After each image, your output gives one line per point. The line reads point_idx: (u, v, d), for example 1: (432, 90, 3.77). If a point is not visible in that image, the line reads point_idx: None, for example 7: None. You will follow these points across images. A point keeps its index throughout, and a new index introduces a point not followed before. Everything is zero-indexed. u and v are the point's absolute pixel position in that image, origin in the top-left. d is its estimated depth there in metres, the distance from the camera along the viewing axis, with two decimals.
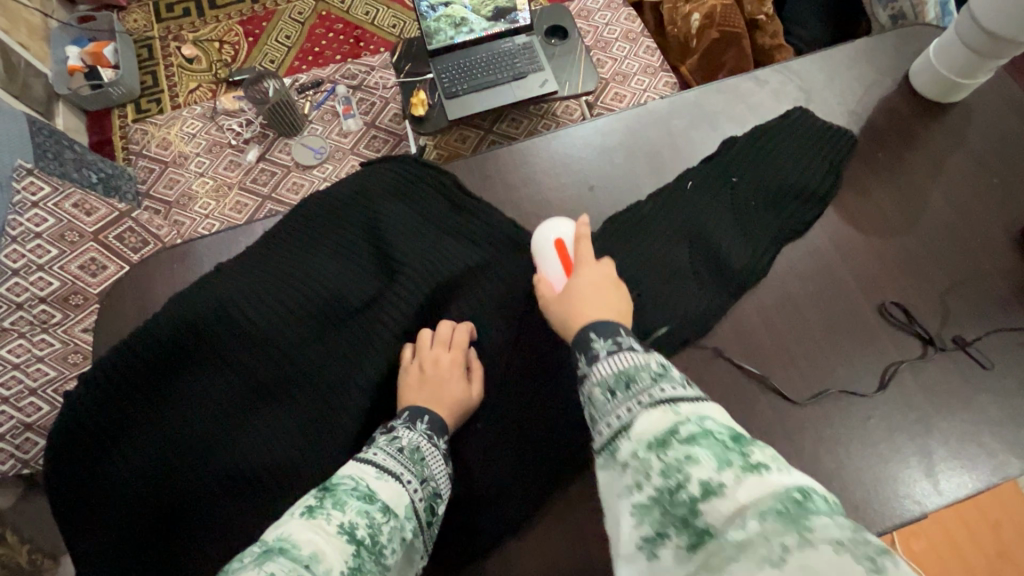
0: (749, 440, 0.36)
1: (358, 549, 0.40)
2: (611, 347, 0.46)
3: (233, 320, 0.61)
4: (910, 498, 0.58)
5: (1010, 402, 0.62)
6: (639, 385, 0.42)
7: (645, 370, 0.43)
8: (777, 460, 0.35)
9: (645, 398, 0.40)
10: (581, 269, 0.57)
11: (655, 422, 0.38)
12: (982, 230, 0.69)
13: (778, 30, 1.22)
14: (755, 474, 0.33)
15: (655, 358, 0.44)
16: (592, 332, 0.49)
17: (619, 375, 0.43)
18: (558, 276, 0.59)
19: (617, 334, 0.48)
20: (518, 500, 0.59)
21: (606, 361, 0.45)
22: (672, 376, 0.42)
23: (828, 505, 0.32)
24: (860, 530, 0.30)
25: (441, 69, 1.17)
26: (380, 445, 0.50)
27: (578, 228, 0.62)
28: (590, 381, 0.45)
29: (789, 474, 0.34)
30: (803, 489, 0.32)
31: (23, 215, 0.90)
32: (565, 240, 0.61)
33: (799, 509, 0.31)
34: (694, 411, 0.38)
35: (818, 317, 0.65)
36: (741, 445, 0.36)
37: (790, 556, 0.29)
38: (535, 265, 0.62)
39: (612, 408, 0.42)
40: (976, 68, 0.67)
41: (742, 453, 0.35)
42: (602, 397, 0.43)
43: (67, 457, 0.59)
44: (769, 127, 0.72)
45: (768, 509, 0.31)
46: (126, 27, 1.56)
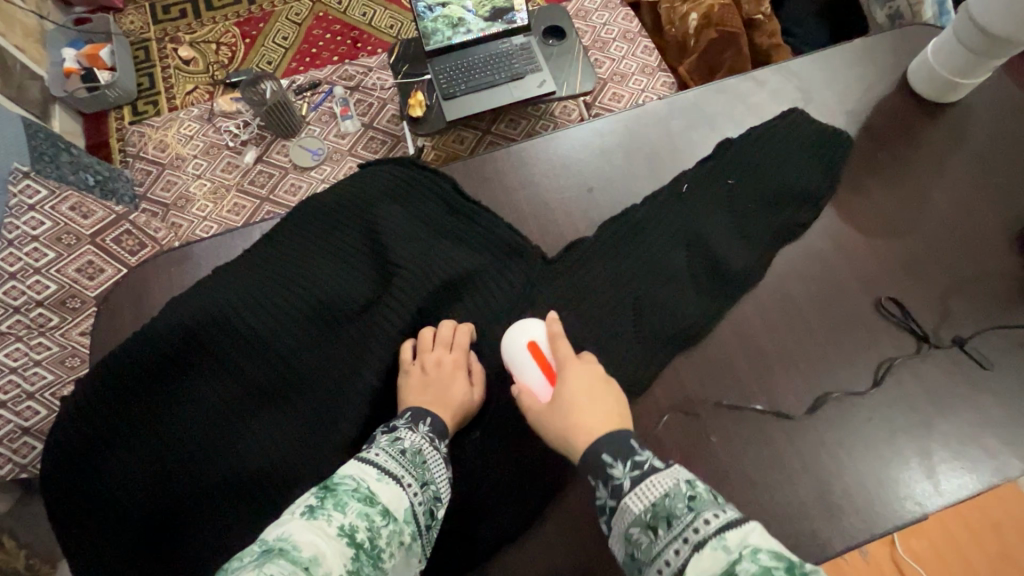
0: (805, 568, 0.35)
1: (358, 553, 0.40)
2: (634, 474, 0.44)
3: (230, 324, 0.61)
4: (910, 499, 0.58)
5: (1010, 402, 0.61)
6: (678, 520, 0.40)
7: (679, 498, 0.41)
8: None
9: (690, 535, 0.39)
10: (566, 377, 0.53)
11: (707, 566, 0.37)
12: (981, 230, 0.68)
13: (775, 31, 1.24)
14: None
15: (681, 477, 0.43)
16: (605, 453, 0.46)
17: (655, 510, 0.42)
18: (543, 386, 0.55)
19: (634, 452, 0.46)
20: (519, 504, 0.59)
21: (635, 494, 0.43)
22: (706, 500, 0.41)
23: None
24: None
25: (438, 70, 1.17)
26: (382, 446, 0.50)
27: (550, 327, 0.58)
28: (626, 518, 0.43)
29: None
30: None
31: (18, 218, 0.91)
32: (538, 341, 0.57)
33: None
34: (742, 541, 0.37)
35: (818, 318, 0.65)
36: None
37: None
38: (514, 375, 0.58)
39: (659, 551, 0.40)
40: (976, 67, 0.67)
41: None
42: (643, 537, 0.41)
43: (64, 465, 0.58)
44: (767, 128, 0.72)
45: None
46: (123, 29, 1.56)
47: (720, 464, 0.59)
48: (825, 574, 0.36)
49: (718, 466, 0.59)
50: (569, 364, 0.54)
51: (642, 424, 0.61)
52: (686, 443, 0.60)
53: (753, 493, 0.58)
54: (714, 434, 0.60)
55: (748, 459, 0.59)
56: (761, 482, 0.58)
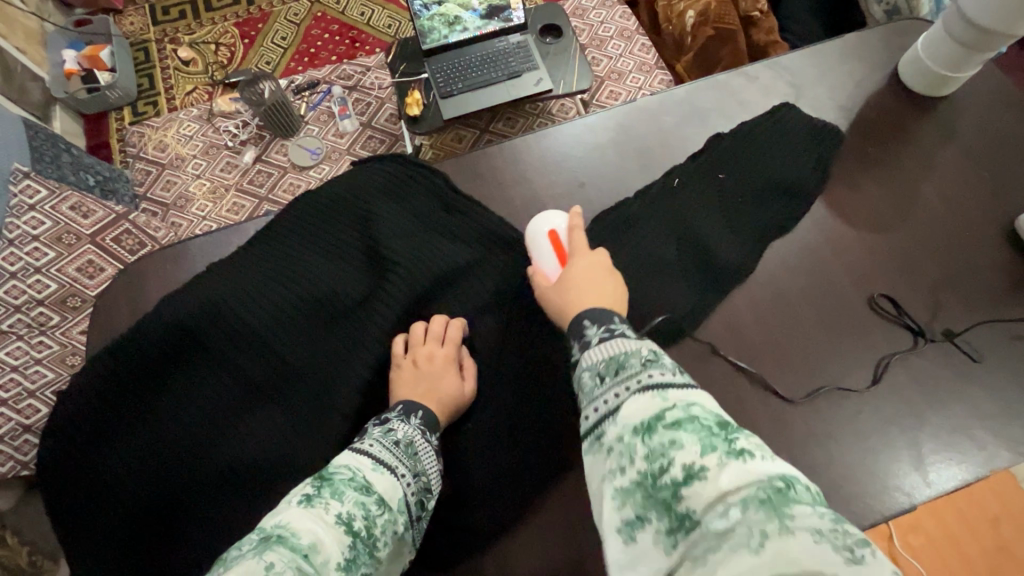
0: (735, 428, 0.37)
1: (354, 541, 0.41)
2: (604, 334, 0.47)
3: (225, 321, 0.62)
4: (899, 490, 0.58)
5: (1000, 394, 0.62)
6: (628, 370, 0.42)
7: (636, 357, 0.43)
8: (761, 447, 0.35)
9: (634, 383, 0.41)
10: (573, 261, 0.58)
11: (642, 407, 0.39)
12: (972, 224, 0.69)
13: (772, 28, 1.24)
14: (738, 461, 0.34)
15: (646, 344, 0.45)
16: (586, 319, 0.50)
17: (610, 361, 0.44)
18: (553, 267, 0.61)
19: (611, 321, 0.49)
20: (511, 496, 0.59)
21: (597, 348, 0.46)
22: (663, 362, 0.43)
23: (811, 495, 0.33)
24: (840, 520, 0.31)
25: (435, 69, 1.17)
26: (375, 437, 0.51)
27: (572, 218, 0.63)
28: (582, 367, 0.46)
29: (771, 459, 0.35)
30: (783, 476, 0.33)
31: (19, 218, 0.92)
32: (558, 230, 0.62)
33: (780, 497, 0.31)
34: (682, 397, 0.39)
35: (809, 311, 0.65)
36: (726, 432, 0.36)
37: (769, 542, 0.29)
38: (530, 256, 0.63)
39: (601, 393, 0.42)
40: (964, 62, 0.68)
41: (727, 439, 0.35)
42: (592, 382, 0.44)
43: (62, 459, 0.59)
44: (757, 123, 0.72)
45: (751, 496, 0.32)
46: (124, 30, 1.57)
47: None
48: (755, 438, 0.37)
49: None
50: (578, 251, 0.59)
51: None
52: None
53: None
54: None
55: None
56: None
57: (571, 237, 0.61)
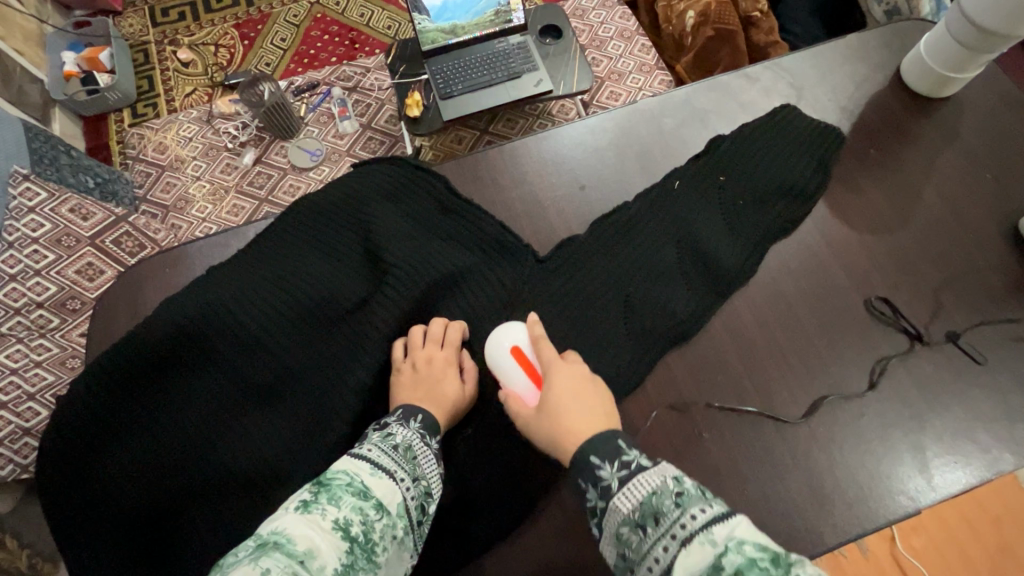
0: (789, 559, 0.36)
1: (352, 547, 0.40)
2: (620, 474, 0.45)
3: (224, 325, 0.61)
4: (903, 494, 0.58)
5: (1004, 397, 0.61)
6: (666, 517, 0.41)
7: (667, 496, 0.42)
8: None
9: (678, 531, 0.40)
10: (549, 379, 0.54)
11: (696, 561, 0.38)
12: (974, 225, 0.68)
13: (772, 28, 1.24)
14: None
15: (668, 473, 0.44)
16: (593, 455, 0.47)
17: (643, 509, 0.42)
18: (529, 390, 0.56)
19: (620, 451, 0.46)
20: (511, 500, 0.59)
21: (623, 494, 0.44)
22: (693, 493, 0.42)
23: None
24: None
25: (435, 70, 1.17)
26: (374, 442, 0.50)
27: (530, 330, 0.59)
28: (615, 518, 0.44)
29: None
30: None
31: (18, 220, 0.91)
32: (521, 346, 0.58)
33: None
34: (730, 534, 0.38)
35: (810, 314, 0.65)
36: (785, 568, 0.36)
37: None
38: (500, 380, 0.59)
39: (649, 548, 0.41)
40: (969, 63, 0.67)
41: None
42: (632, 535, 0.42)
43: (60, 463, 0.59)
44: (757, 125, 0.72)
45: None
46: (123, 31, 1.57)
47: (712, 460, 0.59)
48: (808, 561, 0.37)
49: (710, 462, 0.59)
50: (552, 364, 0.55)
51: (634, 420, 0.61)
52: (677, 441, 0.60)
53: (745, 489, 0.58)
54: (706, 432, 0.60)
55: (739, 455, 0.59)
56: (754, 478, 0.58)
57: (538, 352, 0.57)
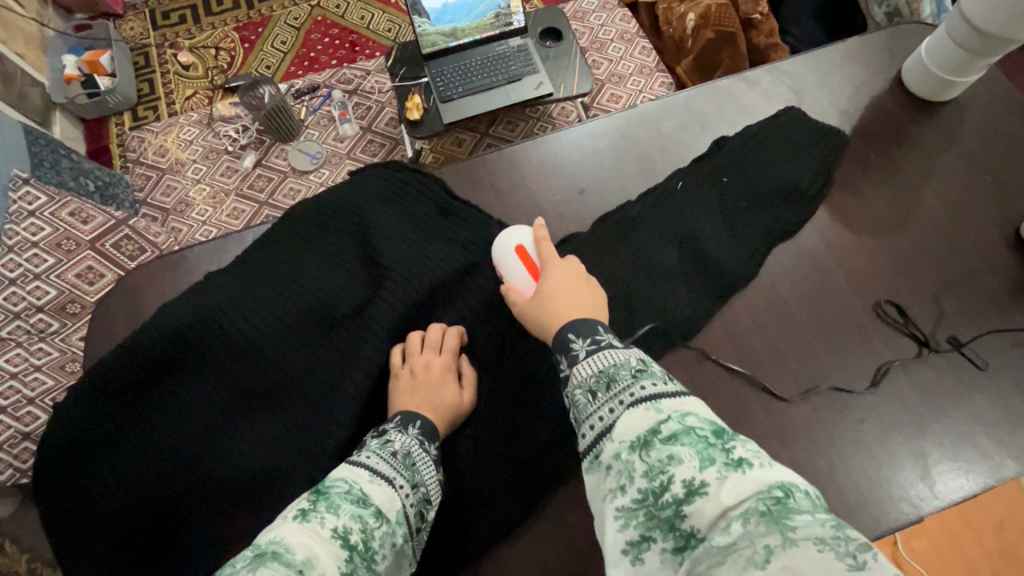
0: (730, 436, 0.37)
1: (351, 555, 0.40)
2: (590, 347, 0.47)
3: (222, 330, 0.61)
4: (905, 500, 0.57)
5: (1006, 403, 0.61)
6: (620, 383, 0.42)
7: (625, 368, 0.43)
8: (759, 456, 0.36)
9: (627, 396, 0.41)
10: (546, 273, 0.56)
11: (637, 421, 0.39)
12: (975, 229, 0.68)
13: (773, 30, 1.24)
14: (738, 472, 0.35)
15: (634, 352, 0.45)
16: (570, 332, 0.48)
17: (600, 375, 0.44)
18: (526, 283, 0.58)
19: (595, 331, 0.48)
20: (511, 507, 0.58)
21: (586, 362, 0.45)
22: (653, 372, 0.43)
23: (810, 501, 0.33)
24: (842, 526, 0.31)
25: (434, 72, 1.17)
26: (373, 449, 0.50)
27: (537, 231, 0.61)
28: (572, 382, 0.45)
29: (769, 467, 0.35)
30: (785, 486, 0.33)
31: (18, 225, 0.91)
32: (525, 245, 0.60)
33: (781, 508, 0.32)
34: (676, 407, 0.40)
35: (810, 319, 0.65)
36: (722, 442, 0.37)
37: (774, 557, 0.29)
38: (502, 275, 0.61)
39: (595, 410, 0.42)
40: (968, 66, 0.67)
41: (724, 449, 0.36)
42: (583, 398, 0.44)
43: (58, 471, 0.59)
44: (757, 127, 0.72)
45: (751, 509, 0.32)
46: (123, 35, 1.57)
47: None
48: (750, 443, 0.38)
49: None
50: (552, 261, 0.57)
51: None
52: None
53: None
54: None
55: None
56: None
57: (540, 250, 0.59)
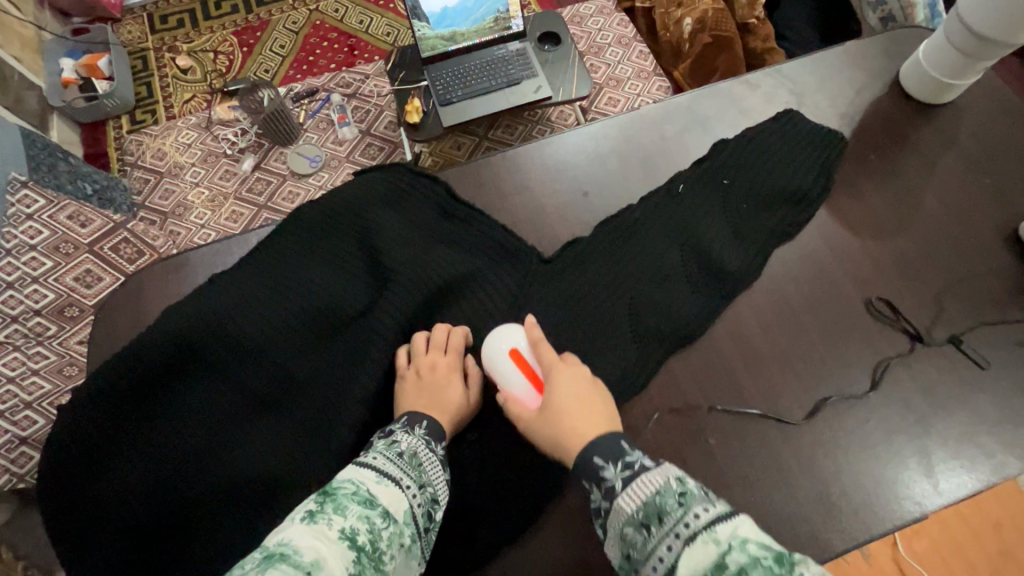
0: (795, 558, 0.35)
1: (359, 556, 0.40)
2: (625, 474, 0.45)
3: (227, 333, 0.61)
4: (909, 498, 0.58)
5: (1007, 402, 0.62)
6: (670, 516, 0.40)
7: (670, 495, 0.41)
8: None
9: (682, 530, 0.39)
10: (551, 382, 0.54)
11: (698, 558, 0.37)
12: (974, 230, 0.69)
13: (768, 36, 1.25)
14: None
15: (672, 473, 0.43)
16: (596, 455, 0.47)
17: (647, 508, 0.42)
18: (530, 394, 0.56)
19: (624, 453, 0.46)
20: (518, 508, 0.58)
21: (627, 493, 0.43)
22: (698, 494, 0.41)
23: None
24: None
25: (434, 76, 1.17)
26: (379, 450, 0.50)
27: (530, 332, 0.58)
28: (621, 519, 0.43)
29: None
30: None
31: (17, 227, 0.90)
32: (520, 348, 0.58)
33: None
34: (732, 532, 0.37)
35: (812, 317, 0.65)
36: (789, 568, 0.35)
37: None
38: (499, 383, 0.58)
39: (651, 548, 0.40)
40: (967, 68, 0.68)
41: None
42: (637, 535, 0.41)
43: (62, 475, 0.58)
44: (758, 129, 0.73)
45: None
46: (121, 39, 1.57)
47: (719, 466, 0.59)
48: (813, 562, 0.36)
49: (716, 468, 0.59)
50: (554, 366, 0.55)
51: (640, 426, 0.61)
52: (683, 445, 0.60)
53: (753, 494, 0.58)
54: (712, 437, 0.60)
55: (745, 460, 0.59)
56: (760, 484, 0.58)
57: (538, 355, 0.56)
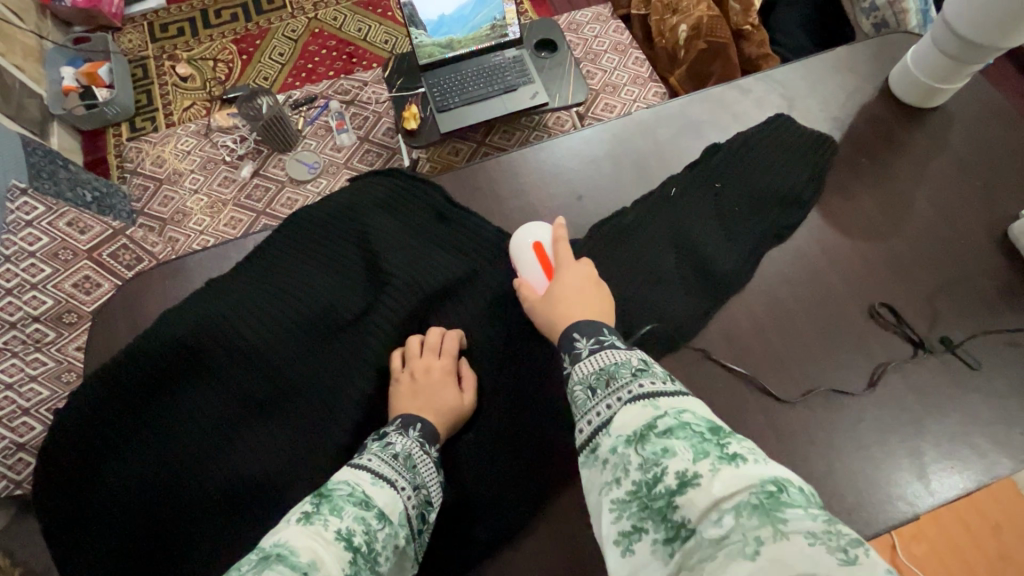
0: (728, 433, 0.37)
1: (355, 557, 0.40)
2: (593, 346, 0.49)
3: (224, 336, 0.61)
4: (902, 499, 0.58)
5: (999, 402, 0.62)
6: (619, 380, 0.44)
7: (626, 366, 0.45)
8: (755, 452, 0.36)
9: (626, 393, 0.42)
10: (560, 272, 0.59)
11: (634, 415, 0.40)
12: (965, 232, 0.69)
13: (763, 40, 1.26)
14: (731, 465, 0.34)
15: (636, 354, 0.47)
16: (576, 333, 0.51)
17: (600, 372, 0.45)
18: (540, 280, 0.60)
19: (600, 333, 0.50)
20: (512, 510, 0.59)
21: (588, 360, 0.47)
22: (653, 371, 0.44)
23: (803, 497, 0.33)
24: (833, 520, 0.31)
25: (432, 83, 1.19)
26: (374, 451, 0.50)
27: (555, 230, 0.63)
28: (574, 379, 0.47)
29: (765, 462, 0.35)
30: (780, 481, 0.33)
31: (17, 235, 0.91)
32: (542, 242, 0.62)
33: (773, 501, 0.31)
34: (672, 404, 0.40)
35: (804, 319, 0.66)
36: (719, 437, 0.37)
37: (764, 548, 0.29)
38: (516, 268, 0.63)
39: (594, 405, 0.44)
40: (954, 73, 0.69)
41: (719, 444, 0.36)
42: (584, 395, 0.45)
43: (60, 478, 0.59)
44: (750, 133, 0.73)
45: (744, 502, 0.32)
46: (121, 47, 1.58)
47: None
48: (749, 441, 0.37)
49: None
50: (565, 263, 0.59)
51: None
52: None
53: None
54: None
55: None
56: None
57: (557, 249, 0.61)
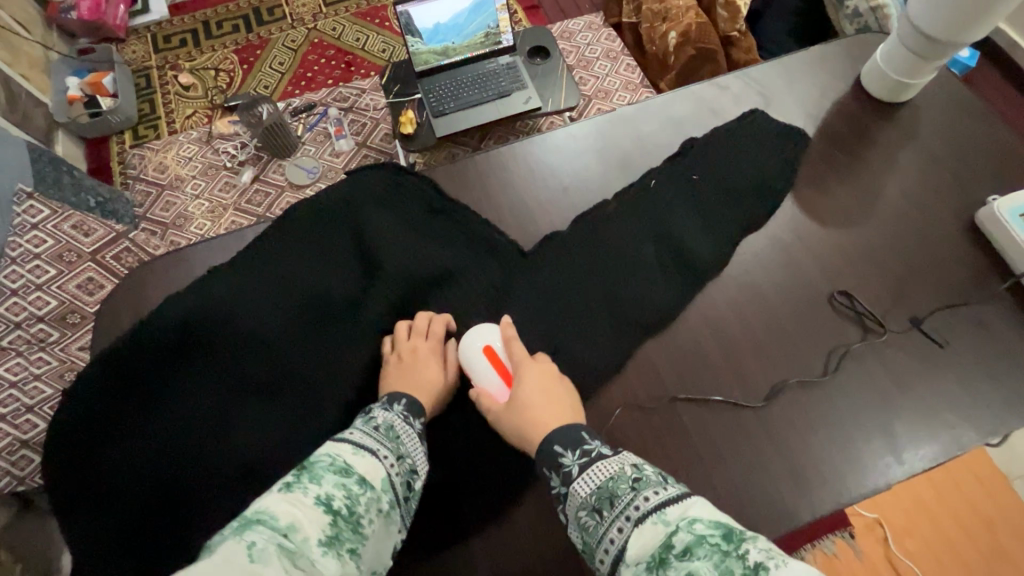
0: (742, 536, 0.39)
1: (335, 519, 0.42)
2: (581, 461, 0.49)
3: (226, 320, 0.64)
4: (873, 471, 0.60)
5: (966, 378, 0.64)
6: (622, 499, 0.45)
7: (623, 480, 0.46)
8: (774, 554, 0.37)
9: (633, 513, 0.44)
10: (521, 376, 0.57)
11: (648, 540, 0.41)
12: (933, 219, 0.73)
13: (751, 46, 1.30)
14: None
15: (627, 460, 0.48)
16: (557, 444, 0.50)
17: (599, 493, 0.46)
18: (500, 389, 0.59)
19: (583, 441, 0.50)
20: (500, 485, 0.61)
21: (582, 479, 0.48)
22: (648, 479, 0.46)
23: None
24: None
25: (427, 90, 1.22)
26: (357, 426, 0.53)
27: (504, 331, 0.62)
28: (574, 502, 0.47)
29: (787, 564, 0.36)
30: None
31: (22, 237, 0.97)
32: (494, 345, 0.61)
33: None
34: (682, 515, 0.41)
35: (780, 302, 0.69)
36: (737, 545, 0.38)
37: None
38: (471, 377, 0.61)
39: (605, 531, 0.45)
40: (918, 68, 0.73)
41: (740, 555, 0.37)
42: (590, 518, 0.46)
43: (71, 451, 0.61)
44: (727, 128, 0.77)
45: None
46: (125, 58, 1.63)
47: (693, 442, 0.62)
48: (763, 538, 0.39)
49: (690, 446, 0.61)
50: (523, 364, 0.58)
51: (618, 406, 0.64)
52: (655, 423, 0.63)
53: (725, 469, 0.60)
54: (686, 415, 0.63)
55: (717, 437, 0.62)
56: (733, 460, 0.61)
57: (510, 352, 0.60)
